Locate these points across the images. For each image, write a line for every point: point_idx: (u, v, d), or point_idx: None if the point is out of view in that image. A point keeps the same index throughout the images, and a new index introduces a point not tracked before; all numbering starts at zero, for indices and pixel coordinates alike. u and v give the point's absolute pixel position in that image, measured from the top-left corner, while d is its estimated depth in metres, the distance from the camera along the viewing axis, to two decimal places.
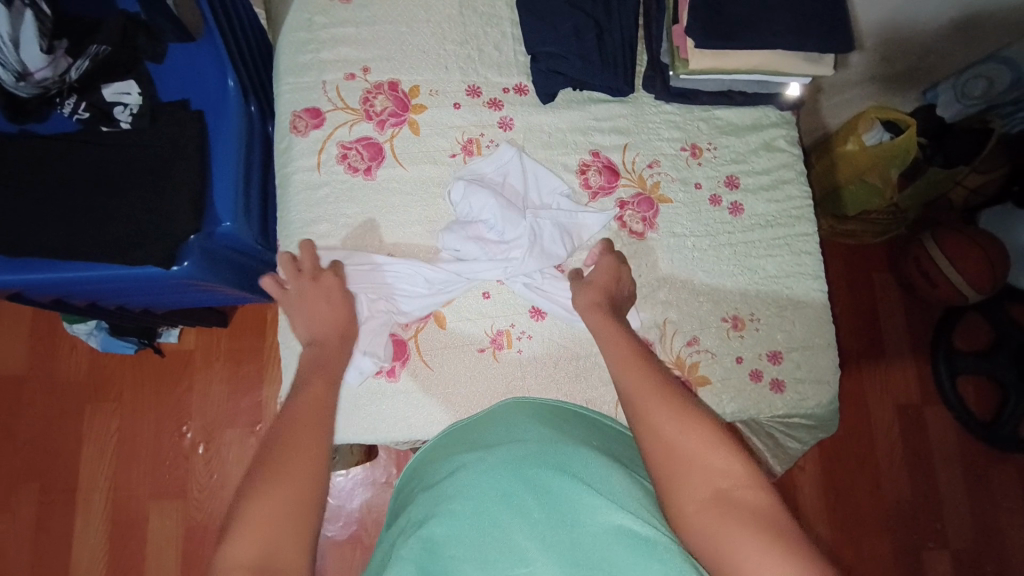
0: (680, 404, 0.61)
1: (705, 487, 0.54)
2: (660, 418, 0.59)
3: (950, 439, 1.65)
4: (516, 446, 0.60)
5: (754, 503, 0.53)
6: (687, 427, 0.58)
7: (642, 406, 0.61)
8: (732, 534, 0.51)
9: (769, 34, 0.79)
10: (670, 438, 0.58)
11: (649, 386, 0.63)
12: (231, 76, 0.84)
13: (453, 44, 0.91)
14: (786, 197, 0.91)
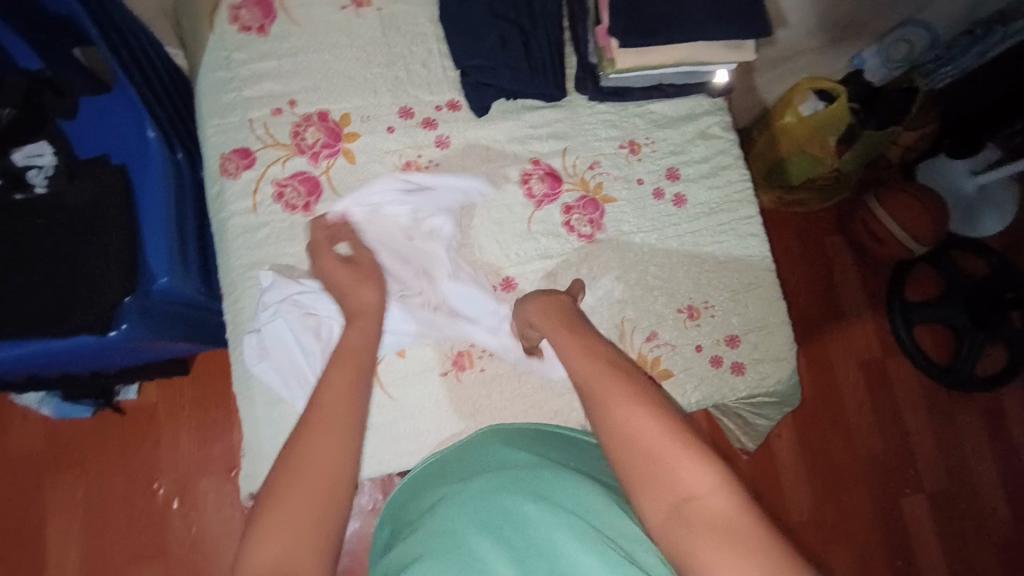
0: (637, 401, 0.57)
1: (663, 502, 0.52)
2: (617, 421, 0.56)
3: (915, 388, 1.71)
4: (492, 473, 0.63)
5: (712, 513, 0.50)
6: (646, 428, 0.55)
7: (598, 407, 0.58)
8: (696, 542, 0.49)
9: (688, 28, 0.80)
10: (625, 444, 0.55)
11: (607, 383, 0.60)
12: (150, 126, 0.79)
13: (379, 67, 0.89)
14: (727, 183, 0.93)
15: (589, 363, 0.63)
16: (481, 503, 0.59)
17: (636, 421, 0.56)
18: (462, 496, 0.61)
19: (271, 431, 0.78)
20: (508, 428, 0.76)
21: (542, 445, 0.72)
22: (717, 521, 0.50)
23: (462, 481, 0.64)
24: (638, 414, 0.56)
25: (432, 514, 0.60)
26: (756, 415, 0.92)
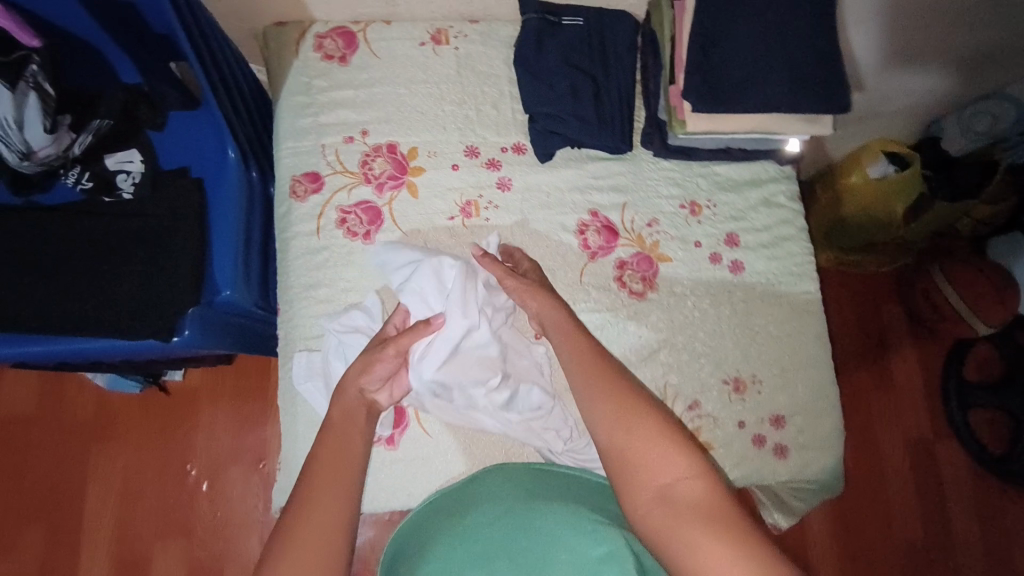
0: (628, 399, 0.63)
1: (649, 490, 0.57)
2: (608, 419, 0.62)
3: (963, 474, 1.62)
4: (486, 516, 0.63)
5: (694, 498, 0.56)
6: (635, 423, 0.61)
7: (588, 403, 0.64)
8: (681, 534, 0.54)
9: (765, 99, 0.78)
10: (615, 439, 0.60)
11: (598, 378, 0.65)
12: (231, 145, 0.84)
13: (451, 104, 0.91)
14: (787, 254, 0.90)
15: (587, 359, 0.67)
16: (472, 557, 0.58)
17: (624, 418, 0.61)
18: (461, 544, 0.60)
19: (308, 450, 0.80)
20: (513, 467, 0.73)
21: (542, 481, 0.70)
22: (698, 504, 0.55)
23: (462, 517, 0.65)
24: (628, 412, 0.61)
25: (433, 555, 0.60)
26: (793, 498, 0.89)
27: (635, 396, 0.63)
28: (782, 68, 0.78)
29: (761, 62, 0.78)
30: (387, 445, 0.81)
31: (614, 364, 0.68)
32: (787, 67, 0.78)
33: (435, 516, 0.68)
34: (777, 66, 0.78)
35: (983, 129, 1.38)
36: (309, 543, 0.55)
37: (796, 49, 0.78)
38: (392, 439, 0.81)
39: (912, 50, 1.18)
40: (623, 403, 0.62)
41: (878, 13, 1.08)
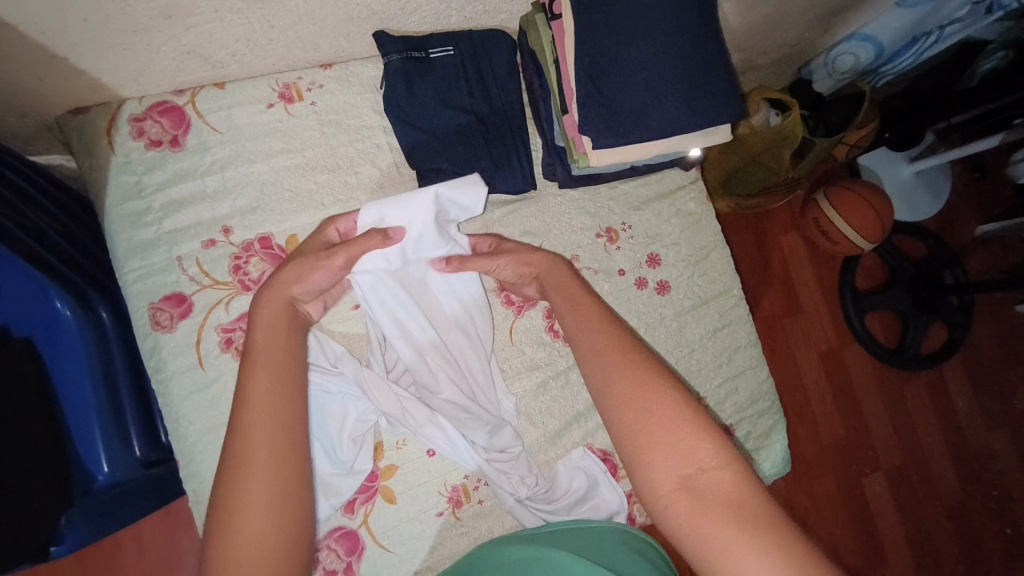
0: (647, 373, 0.58)
1: (670, 476, 0.53)
2: (623, 392, 0.57)
3: (869, 372, 1.81)
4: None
5: (720, 489, 0.52)
6: (660, 401, 0.56)
7: (599, 380, 0.59)
8: (709, 529, 0.50)
9: (665, 123, 0.73)
10: (629, 408, 0.56)
11: (609, 344, 0.61)
12: (58, 296, 0.67)
13: (323, 174, 0.79)
14: (706, 261, 0.89)
15: (601, 331, 0.62)
16: None
17: (642, 391, 0.57)
18: None
19: None
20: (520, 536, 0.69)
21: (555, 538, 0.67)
22: (728, 497, 0.51)
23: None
24: (645, 387, 0.57)
25: None
26: None
27: (657, 375, 0.58)
28: (677, 87, 0.73)
29: (655, 88, 0.72)
30: None
31: (629, 339, 0.62)
32: (682, 88, 0.73)
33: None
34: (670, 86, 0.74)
35: (846, 68, 1.42)
36: (251, 508, 0.52)
37: (687, 67, 0.73)
38: (350, 568, 0.72)
39: (781, 13, 1.17)
40: (640, 373, 0.58)
41: None
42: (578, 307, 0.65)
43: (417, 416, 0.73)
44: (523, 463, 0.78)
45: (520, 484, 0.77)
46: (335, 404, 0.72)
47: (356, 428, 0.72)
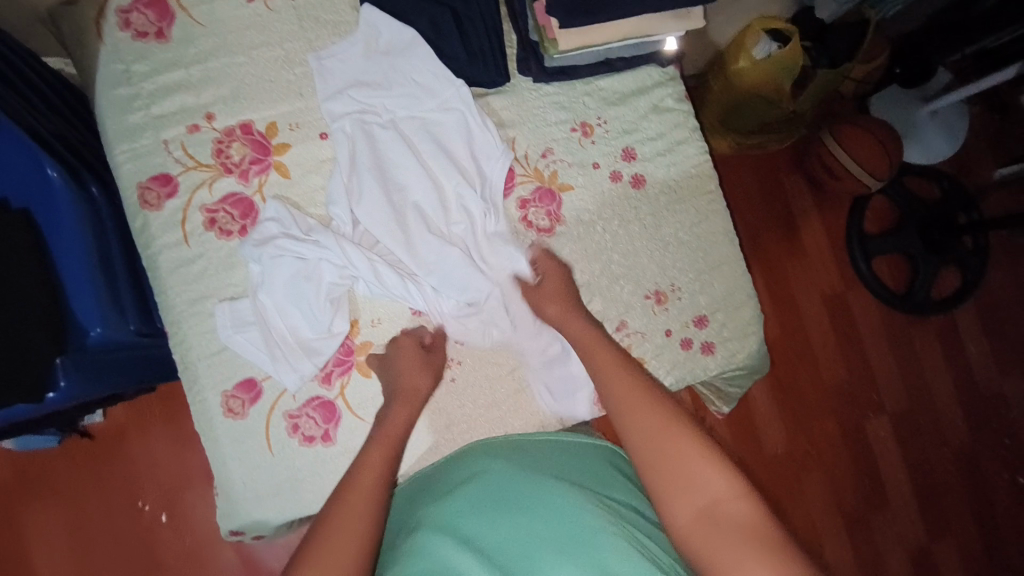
0: (666, 414, 0.64)
1: (688, 508, 0.58)
2: (649, 435, 0.63)
3: (874, 315, 1.79)
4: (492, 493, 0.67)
5: (735, 517, 0.56)
6: (672, 437, 0.62)
7: (625, 426, 0.65)
8: (721, 551, 0.55)
9: (631, 3, 0.75)
10: (651, 440, 0.62)
11: (632, 393, 0.67)
12: (51, 163, 0.71)
13: (301, 66, 0.81)
14: (684, 157, 0.89)
15: (627, 388, 0.68)
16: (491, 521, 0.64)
17: (665, 428, 0.63)
18: (474, 510, 0.65)
19: (242, 468, 0.76)
20: (503, 446, 0.76)
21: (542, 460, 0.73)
22: (742, 524, 0.56)
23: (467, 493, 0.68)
24: (666, 427, 0.63)
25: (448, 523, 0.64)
26: (727, 387, 0.95)
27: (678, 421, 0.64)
28: None
29: None
30: (324, 441, 0.77)
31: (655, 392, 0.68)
32: None
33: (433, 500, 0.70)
34: None
35: None
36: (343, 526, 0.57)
37: None
38: (327, 434, 0.77)
39: None
40: (664, 418, 0.64)
41: None
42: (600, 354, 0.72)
43: (389, 274, 0.77)
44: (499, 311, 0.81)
45: (488, 335, 0.81)
46: (310, 268, 0.76)
47: (332, 291, 0.77)
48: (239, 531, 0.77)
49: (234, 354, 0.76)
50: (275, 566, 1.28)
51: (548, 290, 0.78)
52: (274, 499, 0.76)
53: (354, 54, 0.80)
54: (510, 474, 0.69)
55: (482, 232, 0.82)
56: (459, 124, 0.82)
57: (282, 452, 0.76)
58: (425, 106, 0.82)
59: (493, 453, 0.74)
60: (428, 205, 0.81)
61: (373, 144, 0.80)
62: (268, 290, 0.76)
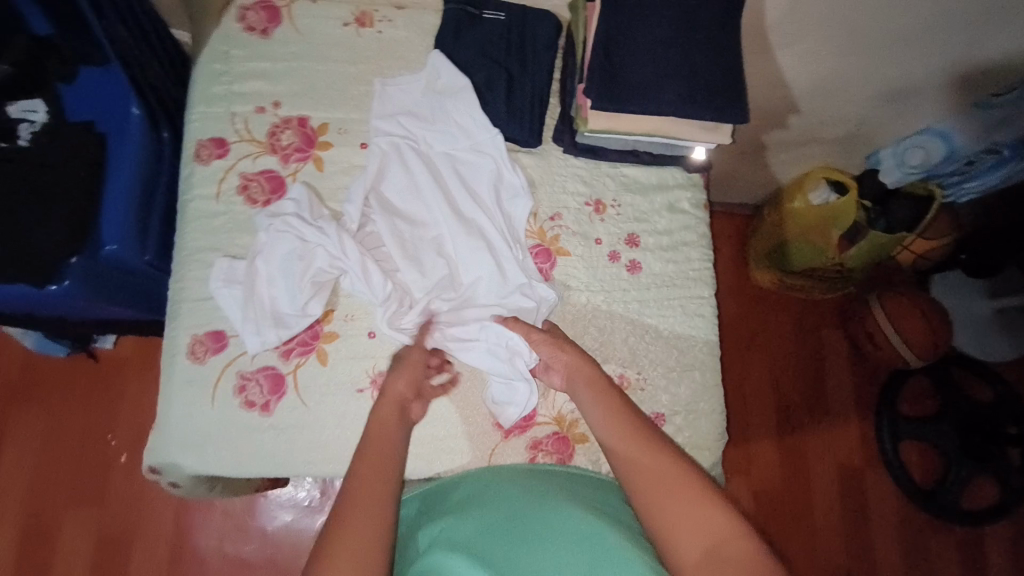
0: (665, 461, 0.67)
1: (695, 547, 0.61)
2: (652, 478, 0.66)
3: (888, 501, 1.69)
4: (493, 504, 0.71)
5: (737, 557, 0.58)
6: (682, 486, 0.65)
7: (627, 462, 0.69)
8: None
9: (659, 102, 0.79)
10: (652, 489, 0.65)
11: (631, 438, 0.70)
12: (137, 104, 0.85)
13: (366, 86, 0.92)
14: (685, 259, 0.91)
15: (629, 426, 0.72)
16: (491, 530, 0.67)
17: (664, 476, 0.66)
18: (478, 518, 0.69)
19: (183, 411, 0.79)
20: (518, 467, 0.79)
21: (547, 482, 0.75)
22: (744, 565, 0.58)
23: (476, 502, 0.72)
24: (672, 473, 0.66)
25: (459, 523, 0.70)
26: None
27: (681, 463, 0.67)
28: (678, 75, 0.80)
29: (659, 69, 0.80)
30: (261, 411, 0.80)
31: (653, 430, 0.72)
32: (682, 76, 0.80)
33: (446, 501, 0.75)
34: (672, 73, 0.80)
35: (915, 162, 1.42)
36: (364, 476, 0.64)
37: (691, 58, 0.81)
38: (266, 405, 0.80)
39: (839, 82, 1.21)
40: (664, 466, 0.67)
41: (807, 45, 1.09)
42: (600, 394, 0.76)
43: (374, 275, 0.82)
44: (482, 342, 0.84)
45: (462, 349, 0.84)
46: (308, 251, 0.82)
47: (319, 276, 0.82)
48: (156, 470, 0.81)
49: (215, 305, 0.82)
50: (201, 537, 1.44)
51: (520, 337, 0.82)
52: (196, 448, 0.79)
53: (413, 88, 0.90)
54: (514, 490, 0.72)
55: (477, 266, 0.86)
56: (486, 170, 0.89)
57: (222, 407, 0.80)
58: (459, 145, 0.89)
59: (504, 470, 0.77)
60: (435, 230, 0.87)
61: (403, 165, 0.88)
62: (265, 260, 0.82)
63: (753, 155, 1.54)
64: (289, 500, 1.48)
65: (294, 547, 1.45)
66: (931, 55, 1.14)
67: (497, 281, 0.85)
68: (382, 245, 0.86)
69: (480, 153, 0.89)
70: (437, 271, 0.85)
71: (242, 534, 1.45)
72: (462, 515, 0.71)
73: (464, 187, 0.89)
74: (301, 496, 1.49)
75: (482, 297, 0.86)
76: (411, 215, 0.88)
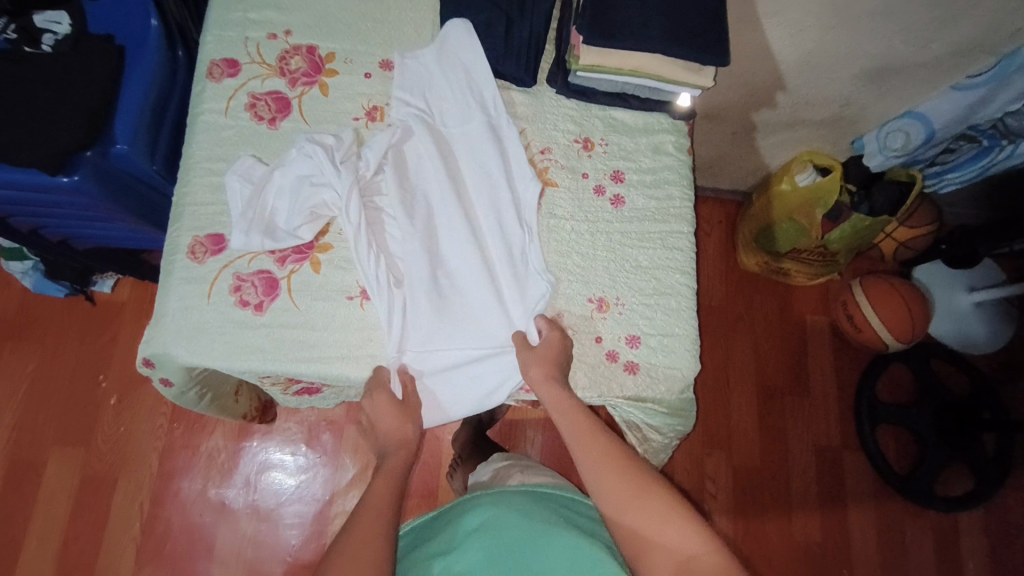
0: (634, 480, 0.73)
1: (668, 562, 0.67)
2: (618, 496, 0.72)
3: (866, 482, 1.71)
4: (488, 503, 0.85)
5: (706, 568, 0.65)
6: (643, 505, 0.71)
7: (598, 485, 0.74)
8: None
9: (646, 40, 0.85)
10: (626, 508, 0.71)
11: (608, 465, 0.75)
12: (156, 17, 0.90)
13: (375, 21, 0.98)
14: (667, 196, 0.96)
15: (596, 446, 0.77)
16: (482, 521, 0.82)
17: (634, 493, 0.72)
18: (475, 513, 0.84)
19: (180, 304, 0.83)
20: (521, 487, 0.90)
21: (533, 496, 0.87)
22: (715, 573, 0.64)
23: (477, 502, 0.87)
24: (636, 491, 0.72)
25: (464, 516, 0.85)
26: (650, 427, 0.95)
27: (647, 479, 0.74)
28: (663, 15, 0.86)
29: (646, 9, 0.86)
30: (254, 310, 0.84)
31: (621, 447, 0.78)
32: (665, 17, 0.86)
33: (457, 508, 0.89)
34: (658, 13, 0.86)
35: (898, 146, 1.49)
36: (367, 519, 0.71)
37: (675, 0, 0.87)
38: (260, 305, 0.84)
39: (825, 56, 1.27)
40: (634, 488, 0.72)
41: (791, 16, 1.15)
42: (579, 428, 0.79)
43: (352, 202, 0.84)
44: (464, 269, 0.87)
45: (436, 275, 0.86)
46: (306, 167, 0.86)
47: (310, 196, 0.84)
48: (150, 362, 0.84)
49: (220, 209, 0.86)
50: (184, 480, 1.44)
51: (506, 263, 0.87)
52: (190, 339, 0.82)
53: (431, 58, 0.93)
54: (505, 499, 0.85)
55: (461, 201, 0.89)
56: (495, 148, 0.90)
57: (219, 303, 0.83)
58: (454, 81, 0.92)
59: (510, 487, 0.90)
60: (440, 180, 0.90)
61: (409, 97, 0.92)
62: (283, 171, 0.86)
63: (744, 136, 1.60)
64: (275, 450, 1.48)
65: (274, 497, 1.44)
66: (905, 32, 1.19)
67: (482, 215, 0.89)
68: (381, 196, 0.89)
69: (473, 91, 0.92)
70: (425, 199, 0.89)
71: (227, 481, 1.45)
72: (464, 541, 0.79)
73: (455, 124, 0.92)
74: (278, 460, 1.47)
75: (466, 229, 0.88)
76: (417, 174, 0.90)
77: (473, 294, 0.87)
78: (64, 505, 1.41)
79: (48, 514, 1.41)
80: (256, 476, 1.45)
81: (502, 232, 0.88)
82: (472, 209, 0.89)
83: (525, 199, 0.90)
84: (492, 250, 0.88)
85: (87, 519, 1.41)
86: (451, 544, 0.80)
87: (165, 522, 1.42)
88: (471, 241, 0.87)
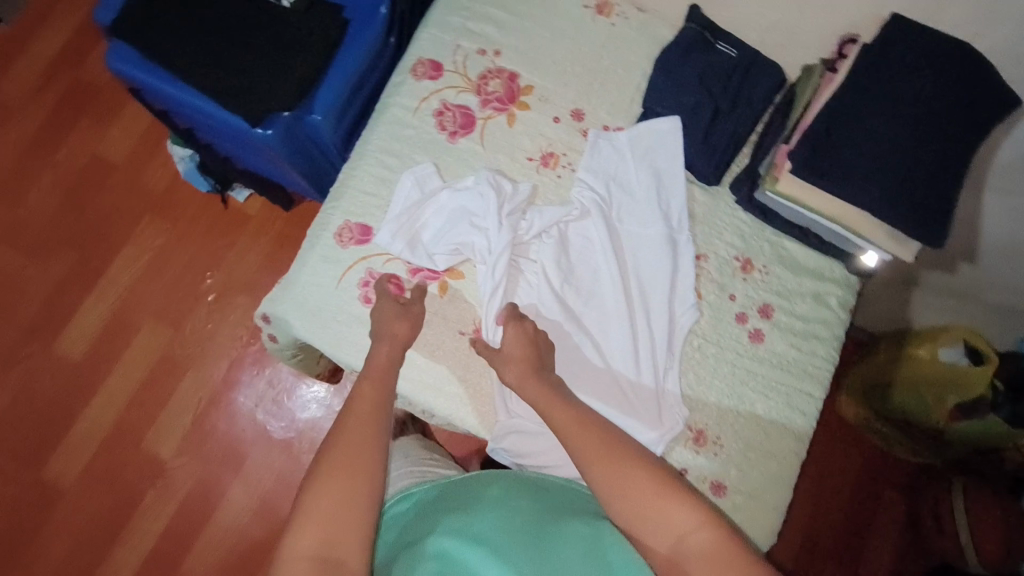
0: (620, 453, 0.68)
1: (664, 545, 0.64)
2: (603, 471, 0.67)
3: None
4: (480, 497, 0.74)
5: (700, 547, 0.62)
6: (633, 478, 0.66)
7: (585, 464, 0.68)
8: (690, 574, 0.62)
9: (863, 195, 0.77)
10: (614, 485, 0.66)
11: (602, 449, 0.68)
12: (387, 5, 0.92)
13: (583, 68, 0.95)
14: (811, 350, 0.89)
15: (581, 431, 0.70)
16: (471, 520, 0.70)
17: (620, 470, 0.66)
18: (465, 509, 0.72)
19: (309, 279, 0.86)
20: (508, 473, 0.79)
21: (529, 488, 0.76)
22: (710, 555, 0.61)
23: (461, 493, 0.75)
24: (625, 469, 0.67)
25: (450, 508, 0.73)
26: None
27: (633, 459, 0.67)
28: (890, 171, 0.77)
29: (876, 158, 0.77)
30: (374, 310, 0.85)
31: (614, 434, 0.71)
32: (896, 173, 0.77)
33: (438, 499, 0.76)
34: (887, 168, 0.77)
35: None
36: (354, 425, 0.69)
37: (914, 162, 0.77)
38: None
39: None
40: (622, 468, 0.67)
41: (1019, 202, 0.99)
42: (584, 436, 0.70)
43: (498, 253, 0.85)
44: (584, 352, 0.85)
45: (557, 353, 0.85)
46: (478, 197, 0.87)
47: (463, 232, 0.86)
48: (267, 318, 0.88)
49: (375, 202, 0.89)
50: (241, 398, 1.48)
51: (632, 367, 0.85)
52: (308, 316, 0.85)
53: (626, 138, 0.91)
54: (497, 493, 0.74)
55: (607, 287, 0.87)
56: (668, 265, 0.88)
57: (343, 290, 0.86)
58: (642, 167, 0.90)
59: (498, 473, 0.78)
60: (592, 258, 0.89)
61: (595, 167, 0.90)
62: (450, 194, 0.87)
63: (899, 284, 1.38)
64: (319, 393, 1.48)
65: (309, 441, 1.45)
66: None
67: (624, 308, 0.86)
68: (528, 259, 0.88)
69: (658, 183, 0.90)
70: (568, 270, 0.88)
71: (276, 417, 1.47)
72: (469, 510, 0.70)
73: (628, 207, 0.90)
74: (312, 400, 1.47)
75: (605, 319, 0.87)
76: (576, 245, 0.89)
77: (584, 382, 0.84)
78: (139, 374, 1.48)
79: (123, 376, 1.48)
80: (300, 415, 1.47)
81: (637, 334, 0.86)
82: (607, 302, 0.87)
83: (670, 310, 0.87)
84: (622, 346, 0.85)
85: (152, 395, 1.47)
86: (457, 511, 0.71)
87: (211, 425, 1.46)
88: (605, 332, 0.86)
